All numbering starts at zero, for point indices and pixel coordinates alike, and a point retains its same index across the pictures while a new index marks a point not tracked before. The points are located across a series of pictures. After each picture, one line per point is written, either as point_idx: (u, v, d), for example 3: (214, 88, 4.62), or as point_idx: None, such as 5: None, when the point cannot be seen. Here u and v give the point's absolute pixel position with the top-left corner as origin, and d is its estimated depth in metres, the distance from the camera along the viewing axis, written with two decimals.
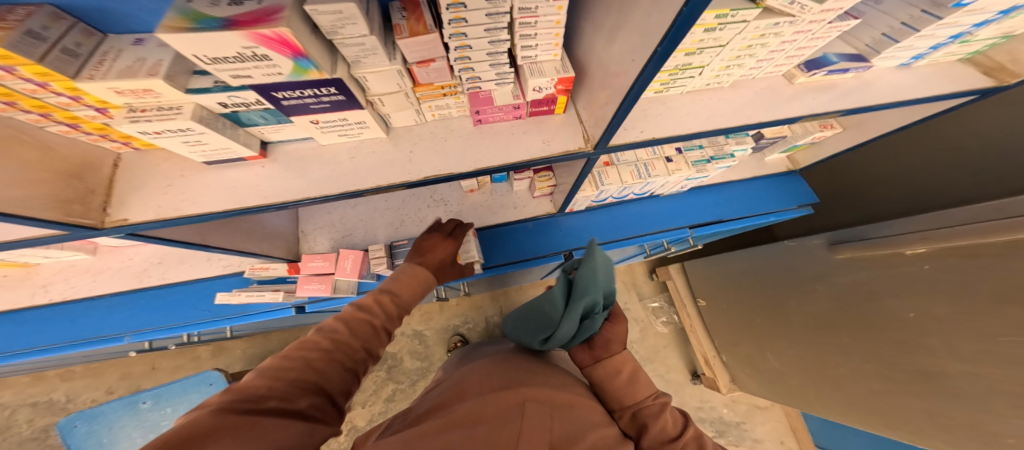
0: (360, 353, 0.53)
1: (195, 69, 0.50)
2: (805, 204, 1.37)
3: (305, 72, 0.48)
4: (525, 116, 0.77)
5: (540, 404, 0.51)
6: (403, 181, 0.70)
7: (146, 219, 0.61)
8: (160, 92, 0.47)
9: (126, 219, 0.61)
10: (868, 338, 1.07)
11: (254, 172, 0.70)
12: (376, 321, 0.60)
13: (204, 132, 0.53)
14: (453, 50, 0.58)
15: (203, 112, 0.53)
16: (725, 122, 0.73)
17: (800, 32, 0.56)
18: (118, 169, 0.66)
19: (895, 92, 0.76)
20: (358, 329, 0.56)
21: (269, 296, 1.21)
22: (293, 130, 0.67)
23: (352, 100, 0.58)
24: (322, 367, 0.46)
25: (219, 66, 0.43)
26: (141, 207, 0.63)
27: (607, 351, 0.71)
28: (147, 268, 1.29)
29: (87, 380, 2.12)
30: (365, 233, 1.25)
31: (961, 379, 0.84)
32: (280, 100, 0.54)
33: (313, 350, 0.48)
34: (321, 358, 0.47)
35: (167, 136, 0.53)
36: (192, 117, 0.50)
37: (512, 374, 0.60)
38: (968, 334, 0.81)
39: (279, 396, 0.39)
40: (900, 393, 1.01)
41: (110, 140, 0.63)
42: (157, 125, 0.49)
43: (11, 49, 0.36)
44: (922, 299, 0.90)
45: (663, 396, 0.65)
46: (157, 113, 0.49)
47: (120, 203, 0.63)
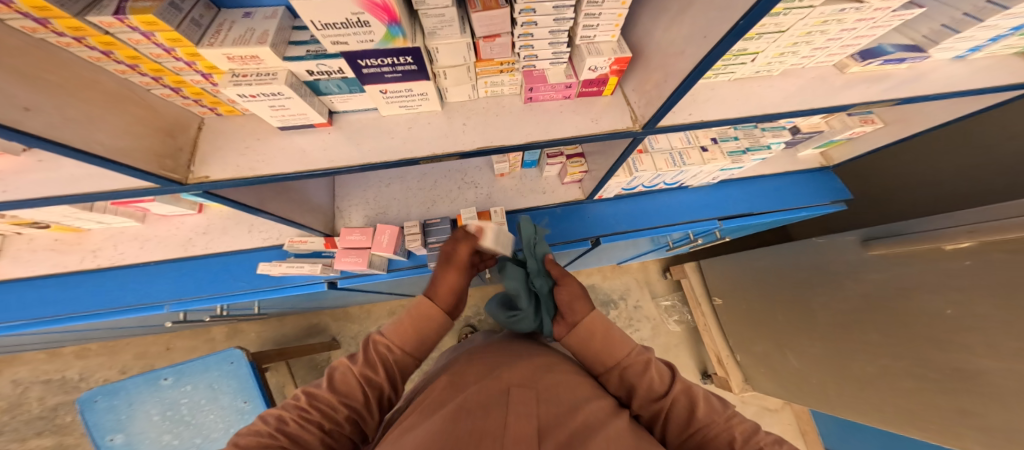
0: (337, 414, 0.54)
1: (291, 40, 0.57)
2: (838, 200, 1.36)
3: (393, 40, 0.52)
4: (574, 96, 0.80)
5: (526, 390, 0.53)
6: (459, 151, 0.74)
7: (225, 177, 0.66)
8: (263, 59, 0.54)
9: (206, 176, 0.65)
10: (900, 335, 1.07)
11: (322, 138, 0.74)
12: (354, 368, 0.59)
13: (291, 97, 0.59)
14: (520, 26, 0.61)
15: (293, 79, 0.58)
16: (774, 109, 0.75)
17: (863, 20, 0.58)
18: (202, 131, 0.71)
19: (945, 84, 0.77)
20: (340, 380, 0.58)
21: (308, 268, 1.24)
22: (361, 100, 0.72)
23: (422, 71, 0.62)
24: (292, 435, 0.49)
25: (326, 32, 0.48)
26: (221, 166, 0.67)
27: (575, 314, 0.72)
28: (192, 237, 1.36)
29: (102, 359, 2.22)
30: (399, 211, 1.29)
31: (997, 377, 0.84)
32: (362, 68, 0.58)
33: (288, 414, 0.51)
34: (292, 422, 0.50)
35: (260, 100, 0.58)
36: (287, 83, 0.56)
37: (494, 362, 0.62)
38: (1008, 330, 0.81)
39: None
40: (931, 391, 1.01)
41: (200, 104, 0.68)
42: (255, 88, 0.55)
43: (158, 16, 0.43)
44: (962, 296, 0.90)
45: (644, 350, 0.64)
46: (257, 78, 0.55)
47: (202, 162, 0.67)
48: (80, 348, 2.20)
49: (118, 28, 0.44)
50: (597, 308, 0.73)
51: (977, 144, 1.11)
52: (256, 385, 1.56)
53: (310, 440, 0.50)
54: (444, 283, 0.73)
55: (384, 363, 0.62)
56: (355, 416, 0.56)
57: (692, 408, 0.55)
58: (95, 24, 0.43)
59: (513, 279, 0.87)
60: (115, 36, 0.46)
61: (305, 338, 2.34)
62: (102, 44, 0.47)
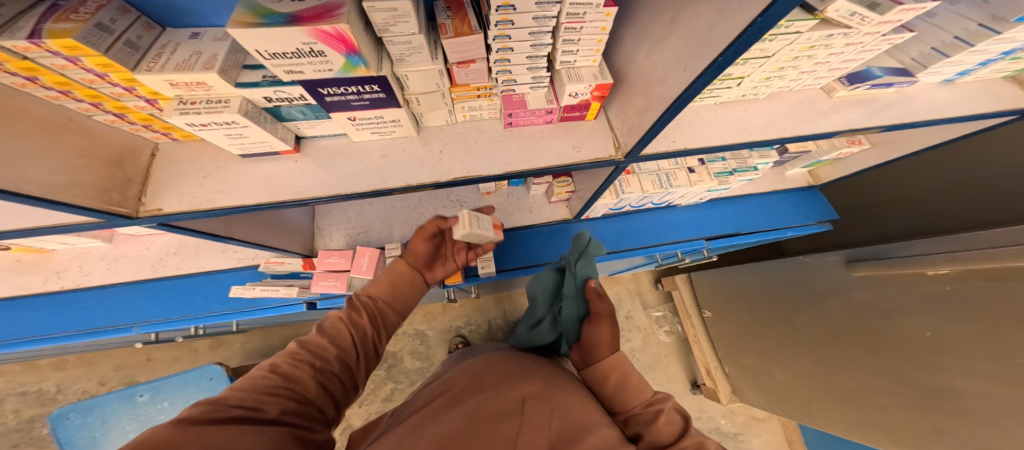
0: (331, 352, 0.51)
1: (245, 63, 0.52)
2: (825, 220, 1.36)
3: (354, 69, 0.48)
4: (556, 121, 0.77)
5: (543, 401, 0.48)
6: (435, 181, 0.69)
7: (178, 209, 0.60)
8: (212, 85, 0.48)
9: (160, 208, 0.59)
10: (881, 352, 1.05)
11: (288, 167, 0.69)
12: (340, 314, 0.58)
13: (247, 125, 0.54)
14: (495, 52, 0.58)
15: (249, 106, 0.53)
16: (758, 134, 0.73)
17: (852, 44, 0.55)
18: (155, 159, 0.65)
19: (931, 109, 0.76)
20: (327, 328, 0.55)
21: (283, 291, 1.13)
22: (329, 125, 0.67)
23: (391, 98, 0.58)
24: (288, 373, 0.44)
25: (275, 61, 0.44)
26: (176, 197, 0.61)
27: (592, 355, 0.68)
28: (163, 258, 1.18)
29: (80, 371, 2.05)
30: (380, 231, 1.23)
31: (974, 398, 0.83)
32: (324, 96, 0.54)
33: (279, 359, 0.46)
34: (285, 364, 0.45)
35: (212, 129, 0.53)
36: (238, 110, 0.50)
37: (512, 368, 0.57)
38: (986, 355, 0.79)
39: (239, 399, 0.37)
40: (911, 410, 0.99)
41: (152, 130, 0.62)
42: (204, 117, 0.49)
43: (81, 40, 0.38)
44: (945, 319, 0.87)
45: (660, 401, 0.60)
46: (206, 106, 0.50)
47: (156, 192, 0.61)
48: (58, 359, 2.04)
49: (36, 52, 0.39)
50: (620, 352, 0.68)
51: (953, 163, 1.09)
52: None
53: (306, 376, 0.45)
54: (412, 249, 0.77)
55: (369, 308, 0.62)
56: (348, 357, 0.53)
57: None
58: (9, 49, 0.38)
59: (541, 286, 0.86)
60: (38, 61, 0.41)
61: None
62: (23, 69, 0.42)
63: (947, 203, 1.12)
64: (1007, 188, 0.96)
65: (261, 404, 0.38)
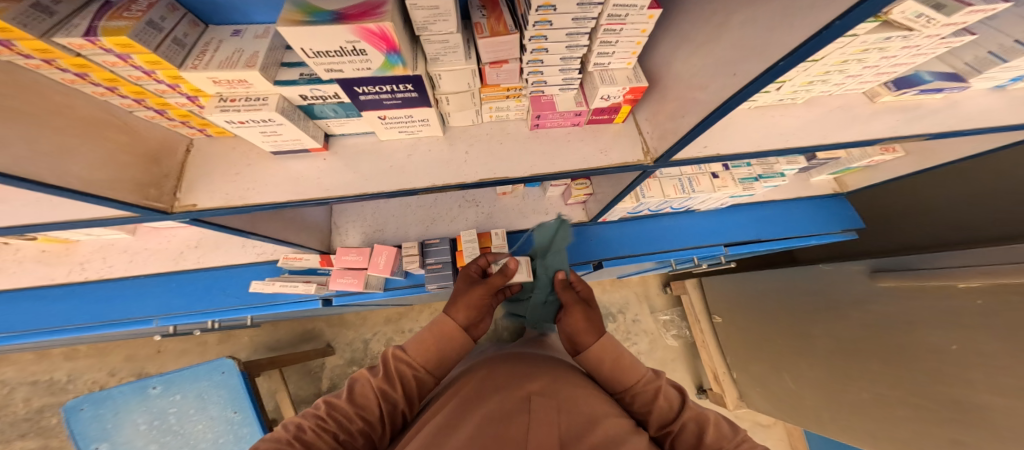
0: (355, 424, 0.49)
1: (284, 61, 0.52)
2: (849, 228, 1.32)
3: (391, 68, 0.47)
4: (583, 124, 0.76)
5: (549, 398, 0.47)
6: (461, 182, 0.69)
7: (210, 205, 0.60)
8: (252, 83, 0.48)
9: (194, 204, 0.60)
10: (900, 363, 0.99)
11: (317, 165, 0.68)
12: (374, 380, 0.54)
13: (282, 124, 0.52)
14: (529, 53, 0.57)
15: (285, 104, 0.52)
16: (794, 141, 0.71)
17: (908, 47, 0.53)
18: (190, 155, 0.65)
19: (977, 117, 0.74)
20: (358, 392, 0.53)
21: (301, 287, 1.09)
22: (358, 124, 0.65)
23: (423, 97, 0.56)
24: (310, 443, 0.44)
25: (319, 60, 0.43)
26: (209, 193, 0.61)
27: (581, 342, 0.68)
28: (184, 251, 1.16)
29: (91, 361, 2.10)
30: (396, 230, 1.20)
31: (999, 413, 0.77)
32: (359, 94, 0.52)
33: (306, 421, 0.47)
34: (309, 432, 0.45)
35: (249, 126, 0.51)
36: (276, 108, 0.49)
37: (517, 367, 0.56)
38: (1018, 369, 0.74)
39: None
40: (930, 424, 0.92)
41: (188, 126, 0.63)
42: (243, 115, 0.48)
43: (134, 38, 0.39)
44: (970, 332, 0.83)
45: (656, 376, 0.57)
46: (245, 103, 0.49)
47: (189, 188, 0.61)
48: (69, 348, 2.08)
49: (89, 50, 0.39)
50: (605, 334, 0.67)
51: (987, 175, 1.04)
52: (249, 396, 1.47)
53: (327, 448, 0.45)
54: (467, 300, 0.70)
55: (405, 380, 0.56)
56: (371, 433, 0.51)
57: (702, 434, 0.47)
58: (64, 46, 0.39)
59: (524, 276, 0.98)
60: (89, 58, 0.41)
61: (299, 344, 2.18)
62: (75, 66, 0.43)
63: (977, 214, 1.07)
64: None
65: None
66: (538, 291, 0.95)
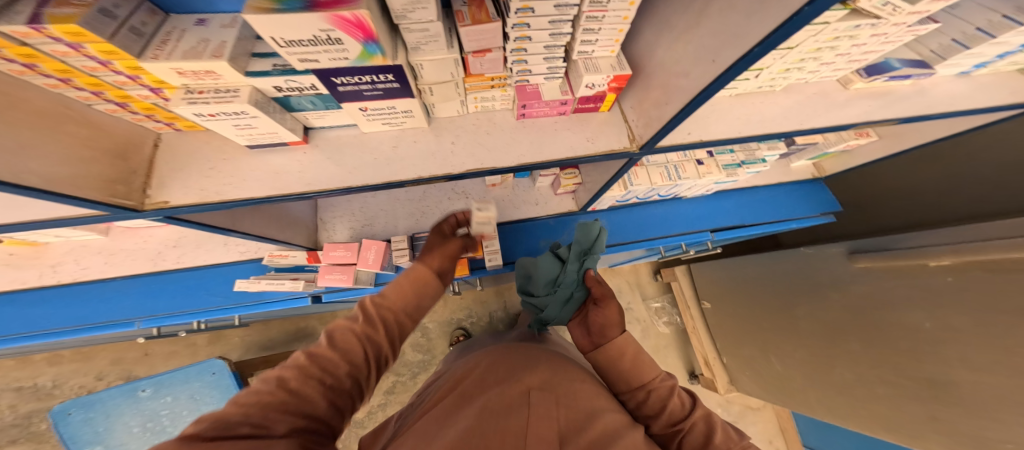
0: (343, 369, 0.47)
1: (255, 51, 0.47)
2: (828, 212, 1.37)
3: (370, 58, 0.45)
4: (570, 113, 0.76)
5: (547, 393, 0.48)
6: (447, 173, 0.68)
7: (183, 201, 0.57)
8: (221, 74, 0.43)
9: (167, 201, 0.56)
10: (879, 342, 1.04)
11: (297, 158, 0.66)
12: (358, 327, 0.53)
13: (257, 117, 0.48)
14: (513, 40, 0.56)
15: (258, 96, 0.47)
16: (774, 127, 0.72)
17: (876, 35, 0.55)
18: (158, 150, 0.62)
19: (946, 102, 0.77)
20: (339, 339, 0.50)
21: (289, 285, 1.08)
22: (338, 116, 0.62)
23: (405, 88, 0.55)
24: (296, 389, 0.41)
25: (291, 49, 0.41)
26: (183, 189, 0.58)
27: (604, 337, 0.69)
28: (163, 250, 1.10)
29: (76, 365, 2.04)
30: (385, 224, 1.17)
31: (967, 387, 0.83)
32: (336, 86, 0.49)
33: (286, 370, 0.42)
34: (294, 379, 0.41)
35: (221, 119, 0.48)
36: (248, 100, 0.45)
37: (514, 359, 0.58)
38: (984, 344, 0.79)
39: (253, 421, 0.34)
40: (906, 398, 0.98)
41: (153, 119, 0.60)
42: (214, 107, 0.44)
43: (86, 26, 0.36)
44: (943, 309, 0.88)
45: (669, 377, 0.61)
46: (215, 96, 0.45)
47: (162, 185, 0.58)
48: (52, 353, 2.02)
49: (37, 39, 0.37)
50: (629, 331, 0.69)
51: (954, 158, 1.09)
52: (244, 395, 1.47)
53: (315, 394, 0.42)
54: (445, 248, 0.76)
55: (387, 324, 0.57)
56: (360, 373, 0.49)
57: (710, 434, 0.51)
58: (7, 35, 0.36)
59: (548, 271, 0.87)
60: (37, 48, 0.38)
61: (292, 342, 2.16)
62: (21, 56, 0.39)
63: (940, 196, 1.13)
64: (1002, 175, 0.97)
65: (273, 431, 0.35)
66: (563, 288, 0.84)
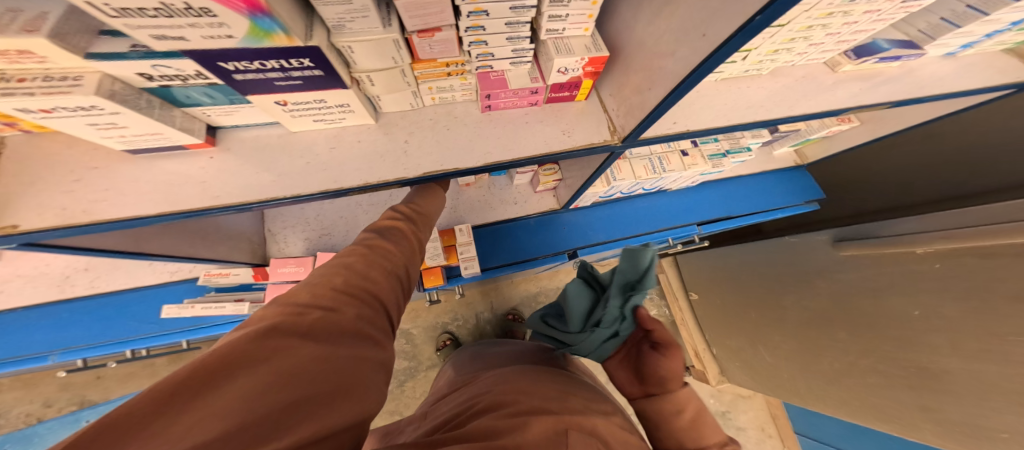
0: (395, 263, 0.49)
1: (102, 28, 0.35)
2: (811, 199, 1.35)
3: (267, 36, 0.34)
4: (542, 103, 0.67)
5: (586, 435, 0.40)
6: (400, 178, 0.58)
7: (37, 225, 0.44)
8: (45, 56, 0.31)
9: (15, 225, 0.43)
10: (867, 332, 1.03)
11: (201, 164, 0.54)
12: (403, 227, 0.58)
13: (119, 113, 0.37)
14: (466, 16, 0.46)
15: (117, 86, 0.36)
16: (765, 114, 0.66)
17: (869, 12, 0.49)
18: (5, 160, 0.47)
19: (936, 84, 0.72)
20: (388, 236, 0.54)
21: (230, 308, 0.95)
22: (253, 113, 0.50)
23: (332, 76, 0.44)
24: (362, 269, 0.43)
25: (133, 21, 0.29)
26: (39, 209, 0.45)
27: (660, 387, 0.66)
28: (70, 275, 0.94)
29: (18, 393, 1.81)
30: (346, 232, 1.04)
31: (959, 375, 0.82)
32: (230, 73, 0.38)
33: (347, 257, 0.44)
34: (358, 261, 0.44)
35: (62, 116, 0.36)
36: (95, 91, 0.34)
37: (542, 389, 0.50)
38: (974, 332, 0.78)
39: (325, 304, 0.35)
40: (896, 387, 0.97)
41: None
42: (44, 100, 0.33)
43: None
44: (930, 297, 0.86)
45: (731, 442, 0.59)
46: (43, 85, 0.33)
47: (10, 205, 0.44)
48: None
49: None
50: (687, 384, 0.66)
51: (932, 144, 1.08)
52: None
53: (383, 276, 0.44)
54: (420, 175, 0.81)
55: (417, 220, 0.63)
56: (408, 261, 0.53)
57: None
58: None
59: (581, 297, 0.79)
60: None
61: None
62: None
63: (917, 181, 1.13)
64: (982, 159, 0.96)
65: (362, 330, 0.35)
66: (603, 329, 0.73)
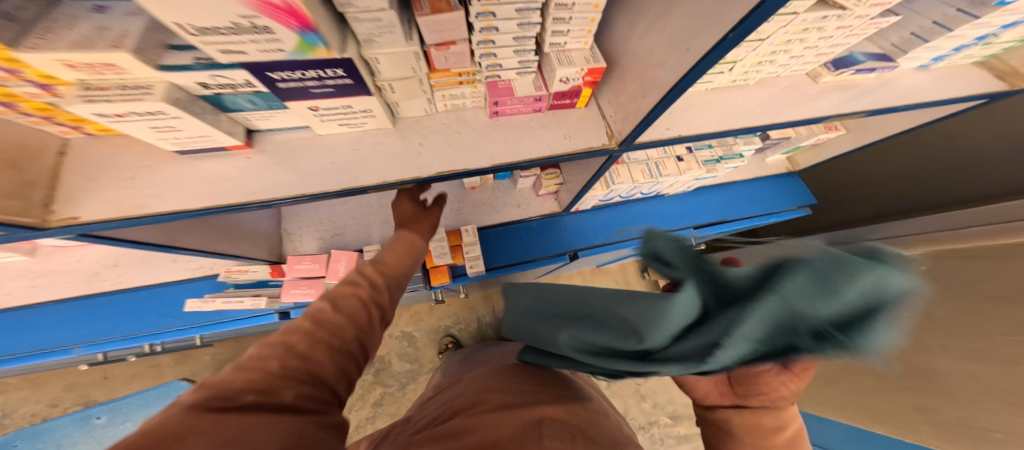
0: (349, 337, 0.38)
1: (170, 43, 0.41)
2: (803, 205, 1.39)
3: (311, 50, 0.39)
4: (545, 109, 0.72)
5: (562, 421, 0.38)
6: (414, 178, 0.63)
7: (94, 215, 0.49)
8: (124, 68, 0.37)
9: (77, 217, 0.48)
10: None
11: (239, 164, 0.59)
12: (363, 292, 0.46)
13: (180, 118, 0.42)
14: (479, 31, 0.52)
15: (178, 94, 0.42)
16: (752, 121, 0.71)
17: (841, 28, 0.55)
18: (67, 159, 0.52)
19: (910, 94, 0.78)
20: (341, 300, 0.42)
21: (248, 302, 0.99)
22: (287, 118, 0.56)
23: (360, 85, 0.50)
24: (305, 351, 0.33)
25: (207, 39, 0.35)
26: (98, 203, 0.50)
27: None
28: (99, 271, 0.98)
29: (25, 393, 1.83)
30: (357, 232, 1.09)
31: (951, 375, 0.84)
32: (275, 81, 0.44)
33: (285, 335, 0.34)
34: (302, 339, 0.34)
35: (131, 120, 0.42)
36: (162, 98, 0.39)
37: (518, 379, 0.49)
38: None
39: (265, 385, 0.27)
40: (893, 388, 0.99)
41: (57, 123, 0.48)
42: (120, 106, 0.39)
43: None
44: None
45: None
46: (119, 93, 0.39)
47: (72, 199, 0.49)
48: None
49: None
50: None
51: (917, 151, 1.13)
52: None
53: (352, 336, 0.39)
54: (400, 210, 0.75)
55: (380, 284, 0.50)
56: (366, 334, 0.41)
57: None
58: None
59: (683, 310, 0.26)
60: None
61: None
62: None
63: (905, 186, 1.18)
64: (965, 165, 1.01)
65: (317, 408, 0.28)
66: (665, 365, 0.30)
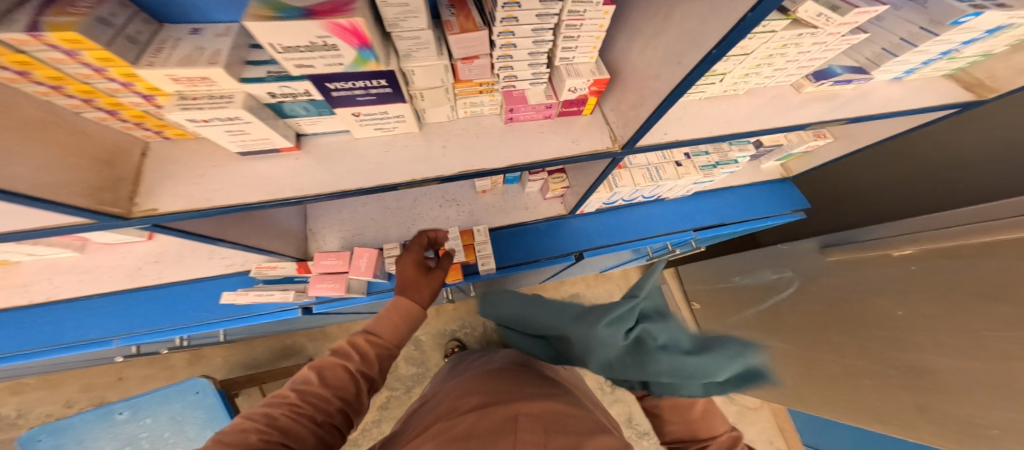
0: (324, 410, 0.49)
1: (248, 59, 0.49)
2: (798, 209, 1.44)
3: (365, 63, 0.47)
4: (554, 116, 0.80)
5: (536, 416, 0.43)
6: (438, 176, 0.70)
7: (165, 206, 0.56)
8: (215, 81, 0.45)
9: (155, 208, 0.55)
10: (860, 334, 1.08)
11: (289, 164, 0.67)
12: (351, 365, 0.56)
13: (251, 122, 0.50)
14: (499, 47, 0.60)
15: (252, 102, 0.50)
16: (741, 127, 0.78)
17: (817, 43, 0.62)
18: (146, 158, 0.61)
19: (888, 103, 0.85)
20: (330, 375, 0.53)
21: (277, 296, 1.03)
22: (330, 123, 0.64)
23: (397, 93, 0.57)
24: (283, 425, 0.44)
25: (288, 55, 0.43)
26: (171, 196, 0.57)
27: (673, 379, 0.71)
28: (141, 266, 1.05)
29: (42, 393, 1.88)
30: (376, 231, 1.16)
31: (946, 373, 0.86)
32: (330, 91, 0.52)
33: (275, 410, 0.45)
34: (283, 416, 0.45)
35: (214, 125, 0.49)
36: (241, 105, 0.47)
37: (499, 387, 0.53)
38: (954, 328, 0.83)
39: None
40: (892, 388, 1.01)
41: (144, 128, 0.58)
42: (207, 113, 0.46)
43: (115, 53, 0.39)
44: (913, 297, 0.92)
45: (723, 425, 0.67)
46: (208, 101, 0.47)
47: (149, 192, 0.57)
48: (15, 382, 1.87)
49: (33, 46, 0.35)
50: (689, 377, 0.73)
51: (904, 156, 1.19)
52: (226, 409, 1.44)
53: (333, 410, 0.50)
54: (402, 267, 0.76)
55: (370, 356, 0.59)
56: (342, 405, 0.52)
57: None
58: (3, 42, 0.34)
59: None
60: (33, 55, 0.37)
61: (277, 361, 2.04)
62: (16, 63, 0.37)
63: (895, 189, 1.23)
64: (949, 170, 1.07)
65: None
66: None
